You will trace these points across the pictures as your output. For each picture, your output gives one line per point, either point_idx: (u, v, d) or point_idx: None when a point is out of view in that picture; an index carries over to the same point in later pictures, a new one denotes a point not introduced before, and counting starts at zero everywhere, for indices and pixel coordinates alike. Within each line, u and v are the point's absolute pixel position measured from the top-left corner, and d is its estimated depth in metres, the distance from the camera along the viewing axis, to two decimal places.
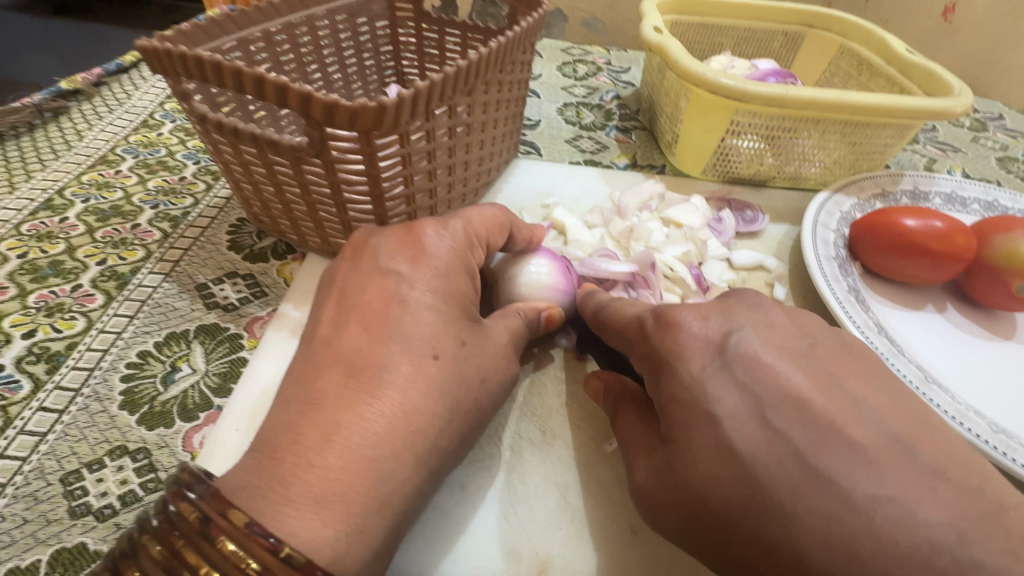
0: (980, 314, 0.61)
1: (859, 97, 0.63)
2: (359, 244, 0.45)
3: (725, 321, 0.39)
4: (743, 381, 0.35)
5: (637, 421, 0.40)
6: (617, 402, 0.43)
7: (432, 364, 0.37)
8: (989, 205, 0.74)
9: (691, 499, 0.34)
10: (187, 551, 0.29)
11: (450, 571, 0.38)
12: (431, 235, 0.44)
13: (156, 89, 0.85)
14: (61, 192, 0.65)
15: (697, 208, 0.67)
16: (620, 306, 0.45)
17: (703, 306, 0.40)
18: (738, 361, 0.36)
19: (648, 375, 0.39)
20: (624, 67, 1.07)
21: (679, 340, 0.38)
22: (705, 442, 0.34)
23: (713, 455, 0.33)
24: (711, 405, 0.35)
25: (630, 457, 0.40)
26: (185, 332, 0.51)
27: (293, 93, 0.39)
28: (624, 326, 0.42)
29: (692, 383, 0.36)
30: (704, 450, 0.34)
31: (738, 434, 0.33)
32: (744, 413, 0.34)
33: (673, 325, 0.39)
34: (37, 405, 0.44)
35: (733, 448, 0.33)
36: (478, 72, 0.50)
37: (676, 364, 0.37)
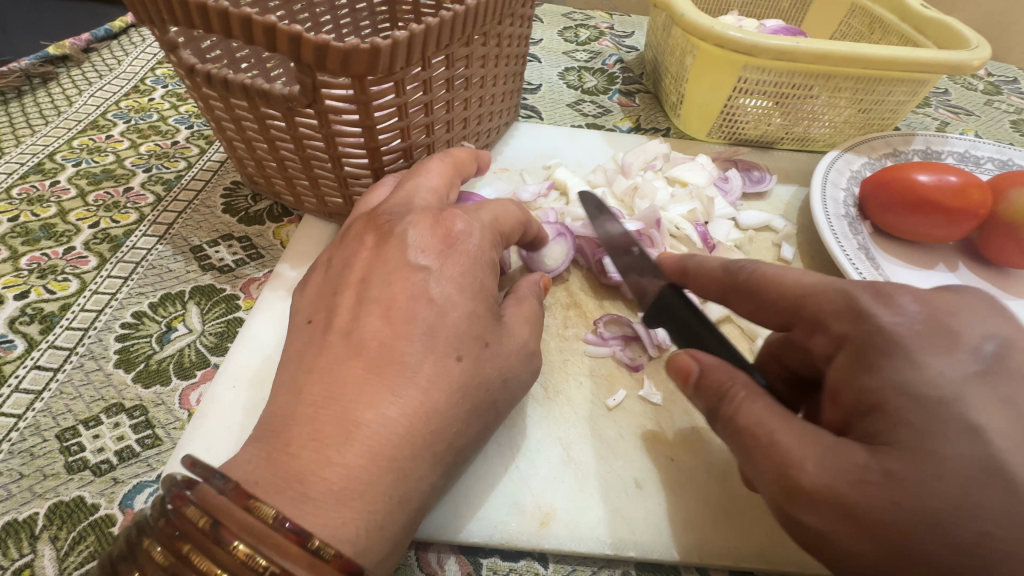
0: (991, 273, 0.59)
1: (872, 49, 0.61)
2: (383, 231, 0.42)
3: (975, 319, 0.30)
4: (1006, 396, 0.27)
5: (776, 413, 0.31)
6: (732, 387, 0.33)
7: (454, 366, 0.35)
8: (1003, 164, 0.72)
9: (916, 529, 0.26)
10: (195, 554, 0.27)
11: (452, 521, 0.37)
12: (460, 223, 0.42)
13: (147, 55, 0.82)
14: (51, 157, 0.63)
15: (702, 166, 0.66)
16: (792, 277, 0.36)
17: (936, 295, 0.32)
18: (995, 371, 0.28)
19: (848, 359, 0.31)
20: (626, 31, 1.04)
21: (897, 327, 0.30)
22: (953, 455, 0.26)
23: (964, 470, 0.26)
24: (967, 414, 0.27)
25: (781, 454, 0.30)
26: (180, 293, 0.50)
27: (282, 33, 0.37)
28: (813, 297, 0.34)
29: (941, 380, 0.28)
30: (950, 461, 0.26)
31: (1014, 456, 0.26)
32: (1006, 437, 0.26)
33: (903, 307, 0.31)
34: (32, 362, 0.43)
35: (985, 468, 0.26)
36: (477, 20, 0.48)
37: (906, 352, 0.29)
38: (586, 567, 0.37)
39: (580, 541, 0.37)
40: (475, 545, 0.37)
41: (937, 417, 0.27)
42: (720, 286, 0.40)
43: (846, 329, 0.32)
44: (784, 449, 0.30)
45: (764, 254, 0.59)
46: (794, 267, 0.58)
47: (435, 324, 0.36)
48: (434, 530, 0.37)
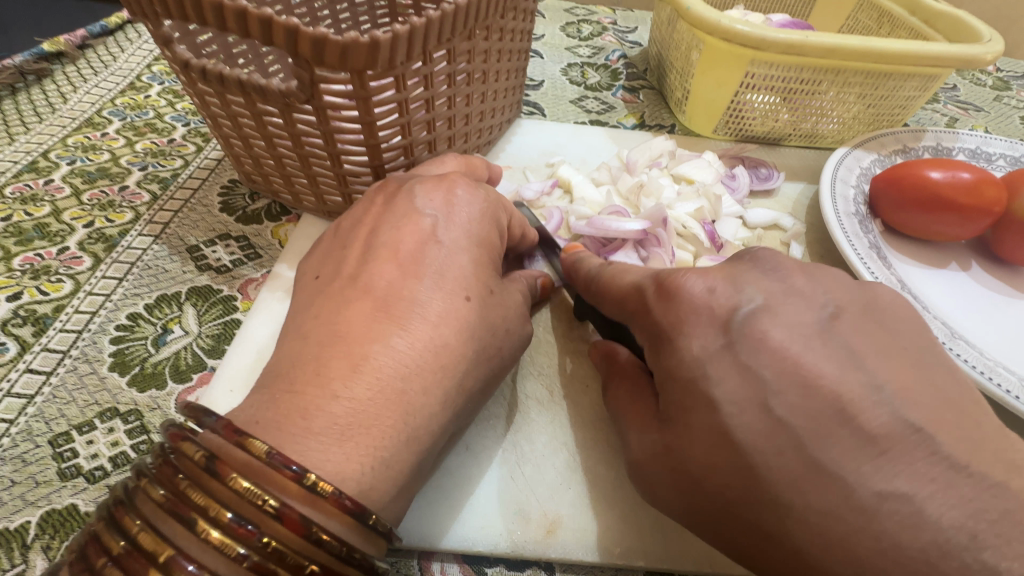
0: (1006, 272, 0.58)
1: (884, 43, 0.59)
2: (391, 190, 0.43)
3: (734, 290, 0.35)
4: (747, 362, 0.32)
5: (628, 396, 0.39)
6: (608, 377, 0.42)
7: (465, 305, 0.36)
8: (1015, 160, 0.70)
9: (687, 488, 0.32)
10: (195, 492, 0.26)
11: (456, 530, 0.36)
12: (461, 192, 0.42)
13: (143, 51, 0.81)
14: (45, 155, 0.62)
15: (709, 163, 0.65)
16: (621, 276, 0.40)
17: (714, 273, 0.36)
18: (746, 338, 0.32)
19: (649, 349, 0.37)
20: (629, 27, 1.02)
21: (664, 315, 0.35)
22: (700, 423, 0.31)
23: (708, 438, 0.31)
24: (710, 387, 0.32)
25: (621, 435, 0.38)
26: (176, 294, 0.49)
27: (278, 26, 0.36)
28: (628, 297, 0.39)
29: (691, 361, 0.33)
30: (699, 432, 0.31)
31: (744, 418, 0.30)
32: (746, 398, 0.31)
33: (674, 294, 0.35)
34: (24, 366, 0.42)
35: (727, 431, 0.30)
36: (479, 13, 0.47)
37: (675, 339, 0.34)
38: None
39: (587, 549, 0.36)
40: (480, 554, 0.36)
41: (690, 393, 0.32)
42: (585, 286, 0.44)
43: (646, 321, 0.37)
44: (622, 429, 0.38)
45: None
46: None
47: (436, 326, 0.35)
48: (438, 539, 0.36)
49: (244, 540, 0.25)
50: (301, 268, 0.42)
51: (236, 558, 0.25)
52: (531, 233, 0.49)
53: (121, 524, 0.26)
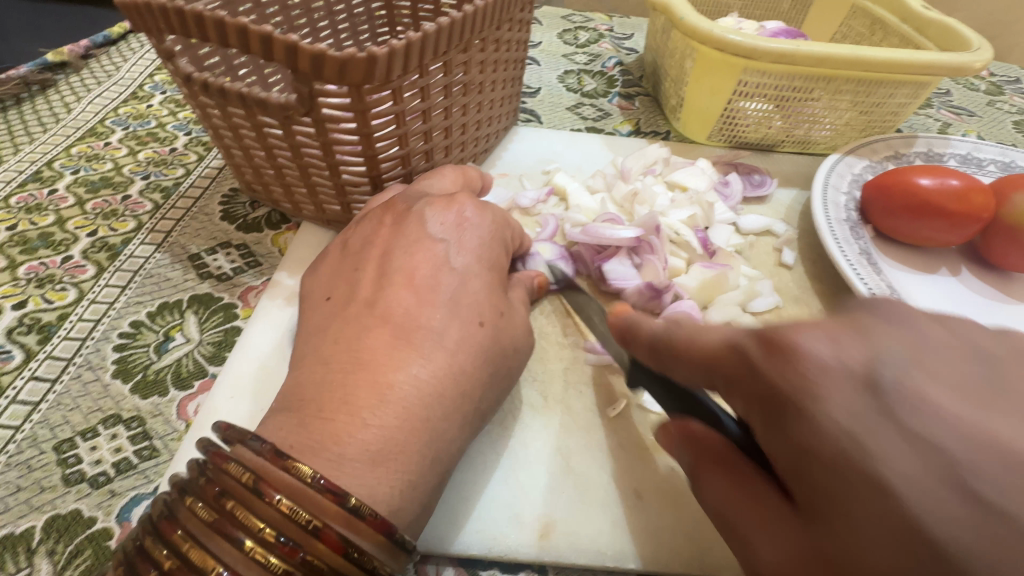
0: (996, 277, 0.59)
1: (873, 52, 0.60)
2: (400, 211, 0.45)
3: (861, 340, 0.27)
4: (915, 431, 0.24)
5: (729, 484, 0.32)
6: (699, 465, 0.34)
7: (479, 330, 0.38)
8: (1006, 166, 0.71)
9: None
10: (237, 508, 0.28)
11: (451, 533, 0.37)
12: (469, 212, 0.45)
13: (146, 61, 0.82)
14: (49, 164, 0.63)
15: (703, 171, 0.66)
16: (702, 338, 0.32)
17: (830, 321, 0.29)
18: (903, 401, 0.25)
19: (762, 423, 0.29)
20: (626, 34, 1.04)
21: (782, 379, 0.27)
22: (865, 515, 0.24)
23: (884, 539, 0.23)
24: (873, 465, 0.24)
25: (738, 534, 0.30)
26: (178, 302, 0.49)
27: (278, 43, 0.37)
28: (717, 364, 0.31)
29: (835, 434, 0.25)
30: (871, 529, 0.24)
31: (940, 509, 0.22)
32: (928, 478, 0.23)
33: (790, 352, 0.27)
34: (29, 373, 0.43)
35: (916, 528, 0.23)
36: (475, 27, 0.48)
37: (804, 406, 0.26)
38: None
39: (580, 553, 0.37)
40: (475, 557, 0.36)
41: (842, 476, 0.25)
42: (651, 355, 0.36)
43: (750, 389, 0.29)
44: (739, 529, 0.30)
45: (765, 259, 0.59)
46: (795, 272, 0.58)
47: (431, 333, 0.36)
48: (433, 542, 0.36)
49: (287, 559, 0.26)
50: (310, 284, 0.44)
51: (280, 575, 0.26)
52: (525, 240, 0.51)
53: (167, 538, 0.27)
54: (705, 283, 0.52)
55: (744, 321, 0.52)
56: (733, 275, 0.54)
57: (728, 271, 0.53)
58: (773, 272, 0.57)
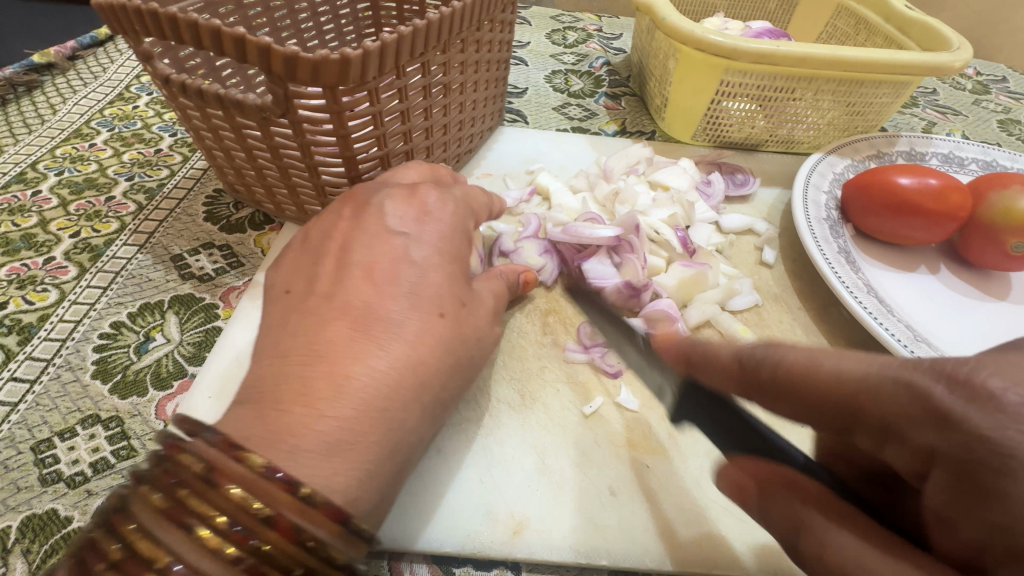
0: (974, 275, 0.59)
1: (853, 52, 0.61)
2: (360, 202, 0.44)
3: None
4: None
5: (876, 553, 0.24)
6: (800, 513, 0.28)
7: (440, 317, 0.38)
8: (987, 164, 0.72)
9: None
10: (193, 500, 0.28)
11: (424, 530, 0.37)
12: (432, 199, 0.45)
13: (132, 62, 0.82)
14: (34, 166, 0.63)
15: (685, 170, 0.66)
16: (826, 362, 0.30)
17: (996, 363, 0.25)
18: None
19: (950, 479, 0.24)
20: (614, 34, 1.04)
21: (994, 431, 0.22)
22: None
23: None
24: None
25: None
26: (159, 302, 0.50)
27: (251, 45, 0.37)
28: (863, 391, 0.28)
29: None
30: None
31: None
32: None
33: (998, 398, 0.23)
34: (8, 374, 0.43)
35: None
36: (453, 28, 0.48)
37: (1021, 466, 0.21)
38: None
39: (553, 549, 0.37)
40: (448, 554, 0.37)
41: None
42: (739, 380, 0.34)
43: (934, 437, 0.24)
44: None
45: (746, 257, 0.59)
46: (775, 271, 0.58)
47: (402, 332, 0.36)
48: (406, 539, 0.37)
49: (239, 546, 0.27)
50: (271, 278, 0.43)
51: (231, 561, 0.27)
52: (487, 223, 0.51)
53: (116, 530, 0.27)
54: (684, 281, 0.53)
55: (723, 319, 0.52)
56: (712, 273, 0.54)
57: (706, 269, 0.53)
58: (753, 270, 0.58)
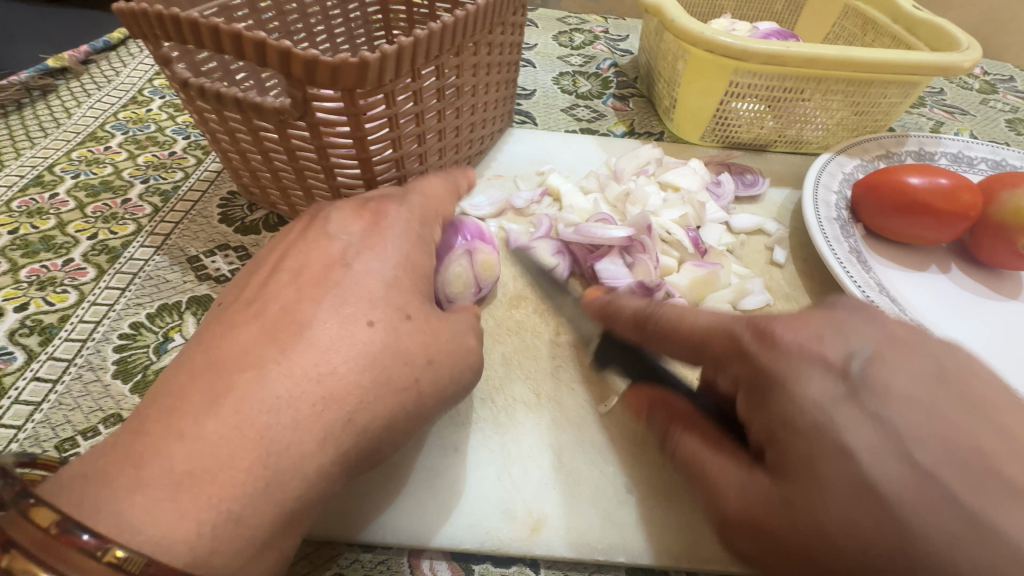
0: (985, 274, 0.59)
1: (862, 53, 0.61)
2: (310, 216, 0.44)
3: (841, 339, 0.33)
4: (874, 412, 0.30)
5: (709, 446, 0.34)
6: (671, 425, 0.37)
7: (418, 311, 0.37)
8: (997, 164, 0.72)
9: (813, 541, 0.28)
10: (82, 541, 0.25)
11: (443, 528, 0.38)
12: (388, 209, 0.43)
13: (145, 66, 0.83)
14: (51, 169, 0.64)
15: (695, 171, 0.66)
16: (691, 319, 0.38)
17: (807, 320, 0.35)
18: (864, 389, 0.31)
19: (745, 397, 0.34)
20: (621, 35, 1.04)
21: (775, 365, 0.32)
22: (836, 473, 0.29)
23: (845, 491, 0.28)
24: (842, 435, 0.29)
25: (709, 488, 0.33)
26: (177, 303, 0.50)
27: (272, 49, 0.37)
28: (710, 339, 0.36)
29: (813, 409, 0.30)
30: (834, 484, 0.28)
31: (889, 470, 0.28)
32: (880, 446, 0.29)
33: (779, 341, 0.33)
34: (31, 374, 0.44)
35: (869, 482, 0.28)
36: (467, 30, 0.48)
37: (788, 385, 0.31)
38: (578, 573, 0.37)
39: (571, 546, 0.37)
40: (468, 551, 0.37)
41: (819, 441, 0.29)
42: (637, 331, 0.41)
43: (740, 369, 0.34)
44: (710, 484, 0.33)
45: (757, 257, 0.60)
46: (786, 270, 0.58)
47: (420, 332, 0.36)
48: (426, 536, 0.37)
49: None
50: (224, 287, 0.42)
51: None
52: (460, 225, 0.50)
53: None
54: (696, 281, 0.53)
55: None
56: (724, 273, 0.55)
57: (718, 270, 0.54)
58: (764, 270, 0.58)
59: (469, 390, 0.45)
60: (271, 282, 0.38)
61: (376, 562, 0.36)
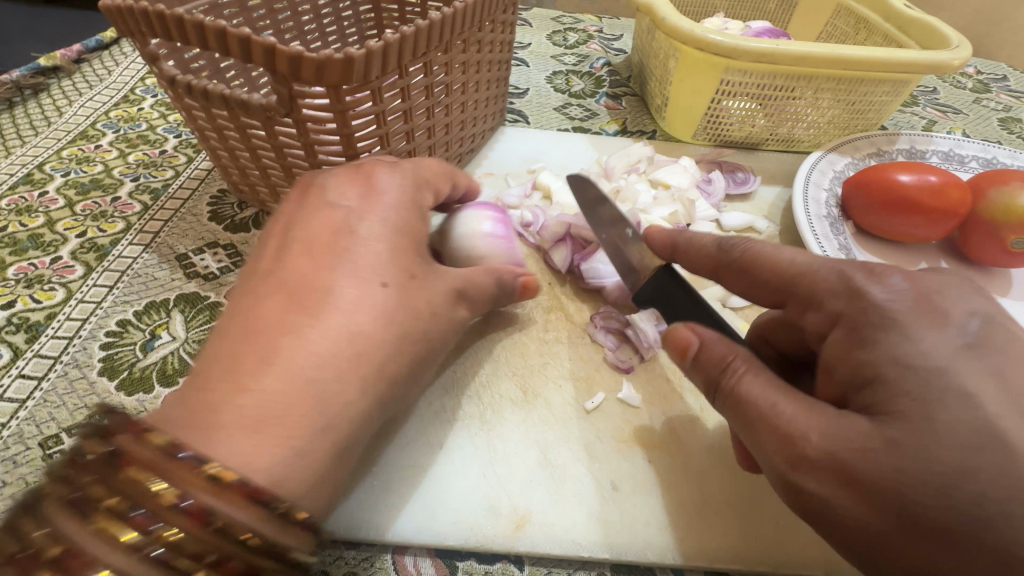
0: (974, 271, 0.60)
1: (853, 51, 0.61)
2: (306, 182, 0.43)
3: (954, 295, 0.31)
4: (993, 366, 0.28)
5: (778, 387, 0.32)
6: (732, 361, 0.34)
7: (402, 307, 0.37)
8: (988, 162, 0.72)
9: (916, 486, 0.26)
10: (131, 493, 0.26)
11: (428, 525, 0.38)
12: (384, 175, 0.42)
13: (137, 65, 0.83)
14: (41, 167, 0.64)
15: (685, 168, 0.66)
16: (788, 258, 0.36)
17: (919, 272, 0.33)
18: (981, 343, 0.29)
19: (844, 338, 0.32)
20: (615, 34, 1.04)
21: (893, 309, 0.30)
22: (952, 417, 0.27)
23: (963, 437, 0.26)
24: (966, 382, 0.28)
25: (782, 426, 0.30)
26: (165, 301, 0.50)
27: (256, 45, 0.37)
28: (806, 276, 0.35)
29: (932, 355, 0.29)
30: (951, 427, 0.27)
31: (1009, 424, 0.27)
32: (1000, 400, 0.27)
33: (892, 281, 0.32)
34: (17, 371, 0.44)
35: (988, 429, 0.26)
36: (455, 28, 0.48)
37: (910, 326, 0.30)
38: (561, 570, 0.37)
39: (555, 543, 0.37)
40: (451, 548, 0.37)
41: (938, 386, 0.28)
42: (713, 266, 0.41)
43: (842, 306, 0.32)
44: (783, 421, 0.30)
45: None
46: None
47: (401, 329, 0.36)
48: (410, 534, 0.37)
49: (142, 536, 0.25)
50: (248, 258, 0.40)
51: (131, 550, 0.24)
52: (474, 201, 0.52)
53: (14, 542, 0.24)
54: None
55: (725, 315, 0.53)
56: None
57: None
58: None
59: (457, 387, 0.45)
60: (276, 259, 0.37)
61: (359, 559, 0.36)
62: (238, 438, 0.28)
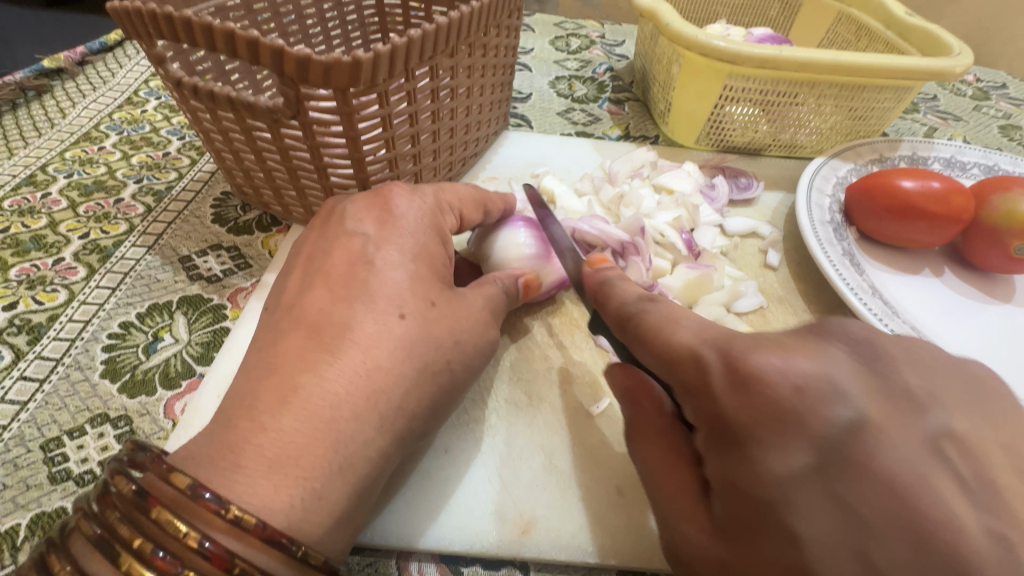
0: (978, 277, 0.60)
1: (855, 57, 0.61)
2: (326, 213, 0.44)
3: (833, 389, 0.26)
4: (841, 491, 0.24)
5: (666, 463, 0.33)
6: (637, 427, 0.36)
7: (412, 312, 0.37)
8: (989, 168, 0.72)
9: None
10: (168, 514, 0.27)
11: (434, 531, 0.37)
12: (399, 201, 0.43)
13: (141, 67, 0.83)
14: (43, 169, 0.64)
15: (689, 174, 0.67)
16: (670, 331, 0.32)
17: (794, 353, 0.27)
18: (836, 460, 0.24)
19: (704, 437, 0.29)
20: (618, 40, 1.05)
21: (738, 414, 0.27)
22: (770, 554, 0.24)
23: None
24: (790, 516, 0.24)
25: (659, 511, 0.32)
26: (168, 303, 0.50)
27: (264, 48, 0.37)
28: (676, 365, 0.30)
29: (768, 481, 0.25)
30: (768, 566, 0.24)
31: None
32: (835, 537, 0.23)
33: (759, 378, 0.27)
34: (18, 373, 0.44)
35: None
36: (461, 32, 0.48)
37: (749, 444, 0.26)
38: None
39: (561, 549, 0.37)
40: (457, 553, 0.37)
41: (765, 517, 0.25)
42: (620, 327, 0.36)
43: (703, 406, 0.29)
44: (660, 508, 0.32)
45: (751, 260, 0.60)
46: (780, 273, 0.58)
47: (410, 333, 0.36)
48: (417, 541, 0.37)
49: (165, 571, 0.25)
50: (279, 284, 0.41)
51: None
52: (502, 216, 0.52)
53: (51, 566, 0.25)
54: (689, 283, 0.53)
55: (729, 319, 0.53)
56: (717, 275, 0.55)
57: (712, 271, 0.53)
58: (758, 273, 0.58)
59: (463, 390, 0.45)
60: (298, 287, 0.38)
61: (364, 564, 0.36)
62: (257, 479, 0.29)
